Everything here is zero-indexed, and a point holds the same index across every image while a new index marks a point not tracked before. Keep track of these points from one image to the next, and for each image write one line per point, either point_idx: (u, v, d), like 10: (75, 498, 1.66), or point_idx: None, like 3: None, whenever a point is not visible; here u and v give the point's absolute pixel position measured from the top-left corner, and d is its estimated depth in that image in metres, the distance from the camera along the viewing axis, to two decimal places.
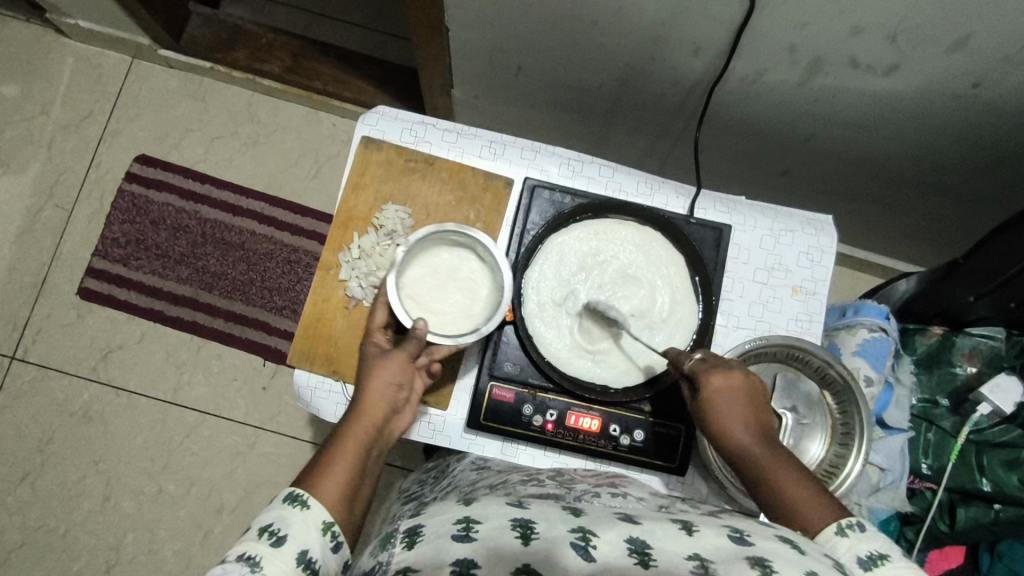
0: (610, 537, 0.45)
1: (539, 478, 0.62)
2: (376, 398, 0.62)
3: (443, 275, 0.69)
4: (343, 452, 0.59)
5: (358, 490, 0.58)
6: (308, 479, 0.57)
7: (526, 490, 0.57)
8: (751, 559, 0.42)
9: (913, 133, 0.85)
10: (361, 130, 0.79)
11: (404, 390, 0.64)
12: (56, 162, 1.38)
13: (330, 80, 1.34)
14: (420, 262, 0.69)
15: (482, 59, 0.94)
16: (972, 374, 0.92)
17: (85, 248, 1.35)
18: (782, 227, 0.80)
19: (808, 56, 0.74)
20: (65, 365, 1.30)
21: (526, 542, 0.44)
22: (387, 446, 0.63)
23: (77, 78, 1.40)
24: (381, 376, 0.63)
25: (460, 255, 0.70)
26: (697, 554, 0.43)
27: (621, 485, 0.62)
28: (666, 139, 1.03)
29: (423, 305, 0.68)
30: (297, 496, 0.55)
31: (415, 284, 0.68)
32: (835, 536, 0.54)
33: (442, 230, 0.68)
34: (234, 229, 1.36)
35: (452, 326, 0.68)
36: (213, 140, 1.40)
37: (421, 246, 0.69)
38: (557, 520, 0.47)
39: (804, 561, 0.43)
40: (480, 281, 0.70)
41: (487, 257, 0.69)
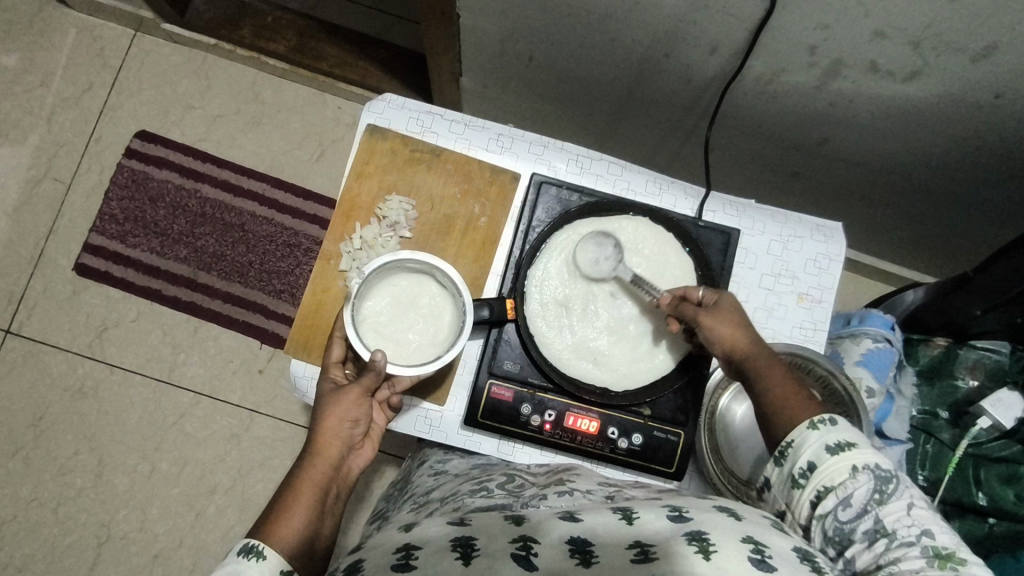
0: (551, 541, 0.45)
1: (489, 486, 0.60)
2: (329, 435, 0.62)
3: (402, 303, 0.68)
4: (300, 493, 0.58)
5: (319, 530, 0.57)
6: (263, 527, 0.56)
7: (472, 502, 0.56)
8: (688, 537, 0.44)
9: (929, 142, 0.83)
10: (367, 117, 0.77)
11: (360, 424, 0.64)
12: (56, 134, 1.36)
13: (337, 62, 1.32)
14: (379, 292, 0.68)
15: (493, 47, 0.92)
16: (974, 387, 0.91)
17: (83, 223, 1.34)
18: (791, 233, 0.78)
19: (826, 59, 0.73)
20: (60, 340, 1.29)
21: (467, 562, 0.43)
22: (345, 484, 0.63)
23: (79, 49, 1.38)
24: (334, 414, 0.63)
25: (420, 282, 0.69)
26: (639, 541, 0.44)
27: (570, 480, 0.61)
28: (677, 136, 1.02)
29: (387, 336, 0.66)
30: (252, 547, 0.53)
31: (377, 313, 0.67)
32: (807, 432, 0.55)
33: (398, 259, 0.66)
34: (233, 210, 1.35)
35: (419, 355, 0.66)
36: (215, 119, 1.38)
37: (379, 274, 0.67)
38: (498, 533, 0.46)
39: (739, 528, 0.45)
40: (442, 307, 0.68)
41: (446, 283, 0.68)
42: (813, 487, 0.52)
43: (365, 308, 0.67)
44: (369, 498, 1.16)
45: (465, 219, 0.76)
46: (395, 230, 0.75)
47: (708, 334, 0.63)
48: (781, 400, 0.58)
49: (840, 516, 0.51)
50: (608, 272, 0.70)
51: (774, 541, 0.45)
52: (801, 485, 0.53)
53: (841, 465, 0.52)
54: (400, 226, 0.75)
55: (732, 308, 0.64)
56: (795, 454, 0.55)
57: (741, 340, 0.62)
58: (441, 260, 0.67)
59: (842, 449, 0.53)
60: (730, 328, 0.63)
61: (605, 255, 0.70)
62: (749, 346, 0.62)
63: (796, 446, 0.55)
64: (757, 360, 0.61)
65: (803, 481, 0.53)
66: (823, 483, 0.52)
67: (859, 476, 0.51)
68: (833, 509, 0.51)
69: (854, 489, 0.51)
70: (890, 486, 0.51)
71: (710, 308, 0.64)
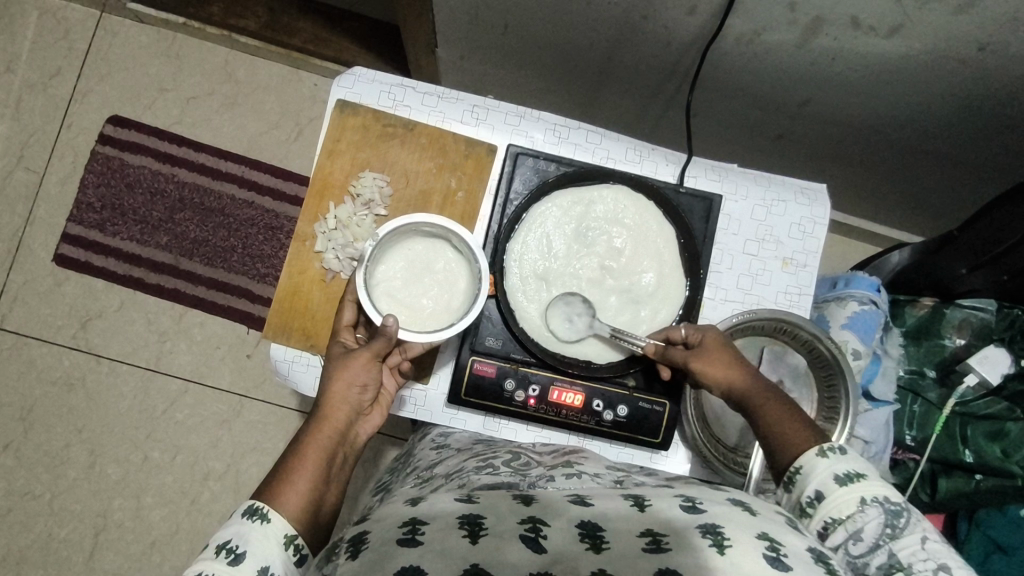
0: (561, 523, 0.44)
1: (495, 463, 0.60)
2: (337, 401, 0.61)
3: (416, 268, 0.66)
4: (305, 459, 0.58)
5: (323, 496, 0.57)
6: (267, 491, 0.55)
7: (479, 480, 0.55)
8: (703, 529, 0.43)
9: (915, 98, 0.81)
10: (337, 92, 0.75)
11: (370, 390, 0.63)
12: (25, 122, 1.32)
13: (310, 38, 1.28)
14: (392, 256, 0.66)
15: (467, 14, 0.89)
16: (960, 346, 0.90)
17: (59, 213, 1.31)
18: (774, 197, 0.77)
19: (808, 15, 0.71)
20: (44, 332, 1.28)
21: (474, 541, 0.43)
22: (352, 449, 0.62)
23: (44, 32, 1.34)
24: (343, 379, 0.62)
25: (435, 247, 0.67)
26: (650, 530, 0.44)
27: (578, 462, 0.61)
28: (660, 101, 1.00)
29: (399, 302, 0.64)
30: (256, 509, 0.53)
31: (390, 278, 0.65)
32: (815, 459, 0.53)
33: (413, 223, 0.64)
34: (213, 194, 1.32)
35: (432, 321, 0.64)
36: (188, 100, 1.34)
37: (392, 238, 0.65)
38: (505, 512, 0.45)
39: (754, 524, 0.45)
40: (457, 273, 0.66)
41: (463, 248, 0.66)
42: (822, 518, 0.51)
43: (378, 272, 0.65)
44: (364, 478, 1.17)
45: (442, 193, 0.74)
46: (370, 208, 0.73)
47: (700, 377, 0.63)
48: (784, 429, 0.57)
49: (850, 549, 0.50)
50: (582, 329, 0.69)
51: (787, 539, 0.44)
52: (808, 514, 0.52)
53: (848, 497, 0.51)
54: (375, 204, 0.73)
55: (722, 342, 0.64)
56: (802, 482, 0.53)
57: (735, 377, 0.62)
58: (456, 225, 0.64)
59: (851, 479, 0.52)
60: (721, 367, 0.62)
61: (576, 312, 0.69)
62: (741, 381, 0.62)
63: (803, 474, 0.53)
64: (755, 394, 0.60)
65: (811, 510, 0.52)
66: (830, 515, 0.51)
67: (868, 510, 0.50)
68: (844, 542, 0.50)
69: (863, 522, 0.50)
70: (901, 519, 0.50)
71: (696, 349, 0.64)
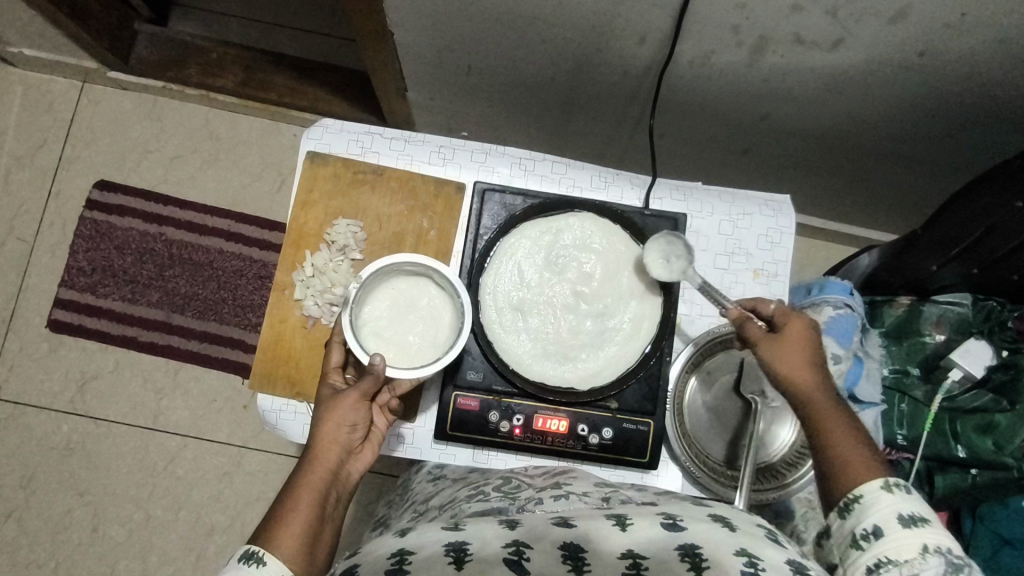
0: (545, 545, 0.45)
1: (486, 490, 0.61)
2: (329, 440, 0.61)
3: (401, 306, 0.67)
4: (300, 498, 0.57)
5: (320, 535, 0.56)
6: (264, 534, 0.54)
7: (470, 509, 0.56)
8: (682, 552, 0.45)
9: (866, 106, 0.84)
10: (307, 144, 0.78)
11: (360, 429, 0.64)
12: (14, 193, 1.36)
13: (286, 91, 1.33)
14: (377, 297, 0.67)
15: (431, 58, 0.93)
16: (941, 341, 0.91)
17: (50, 280, 1.34)
18: (739, 211, 0.79)
19: (751, 36, 0.74)
20: (41, 399, 1.29)
21: (460, 567, 0.43)
22: (345, 489, 0.62)
23: (29, 107, 1.38)
24: (334, 418, 0.62)
25: (419, 284, 0.68)
26: (632, 551, 0.45)
27: (567, 483, 0.62)
28: (626, 126, 1.02)
29: (386, 340, 0.65)
30: (252, 553, 0.52)
31: (376, 318, 0.66)
32: (880, 491, 0.55)
33: (395, 262, 0.65)
34: (201, 249, 1.35)
35: (419, 356, 0.65)
36: (172, 160, 1.38)
37: (376, 278, 0.66)
38: (490, 536, 0.46)
39: (732, 540, 0.46)
40: (441, 308, 0.67)
41: (444, 284, 0.67)
42: (875, 553, 0.53)
43: (364, 313, 0.66)
44: (366, 520, 1.16)
45: (415, 234, 0.76)
46: (346, 254, 0.75)
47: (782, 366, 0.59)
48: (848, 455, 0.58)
49: None
50: (677, 271, 0.69)
51: (767, 553, 0.45)
52: (861, 547, 0.54)
53: (910, 540, 0.53)
54: (350, 249, 0.75)
55: (807, 333, 0.61)
56: (862, 514, 0.55)
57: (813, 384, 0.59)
58: (437, 261, 0.66)
59: (915, 524, 0.53)
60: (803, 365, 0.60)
61: (676, 253, 0.70)
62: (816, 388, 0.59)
63: (863, 505, 0.55)
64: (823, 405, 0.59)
65: (864, 543, 0.54)
66: (885, 553, 0.53)
67: (927, 556, 0.51)
68: None
69: (920, 567, 0.51)
70: (960, 574, 0.51)
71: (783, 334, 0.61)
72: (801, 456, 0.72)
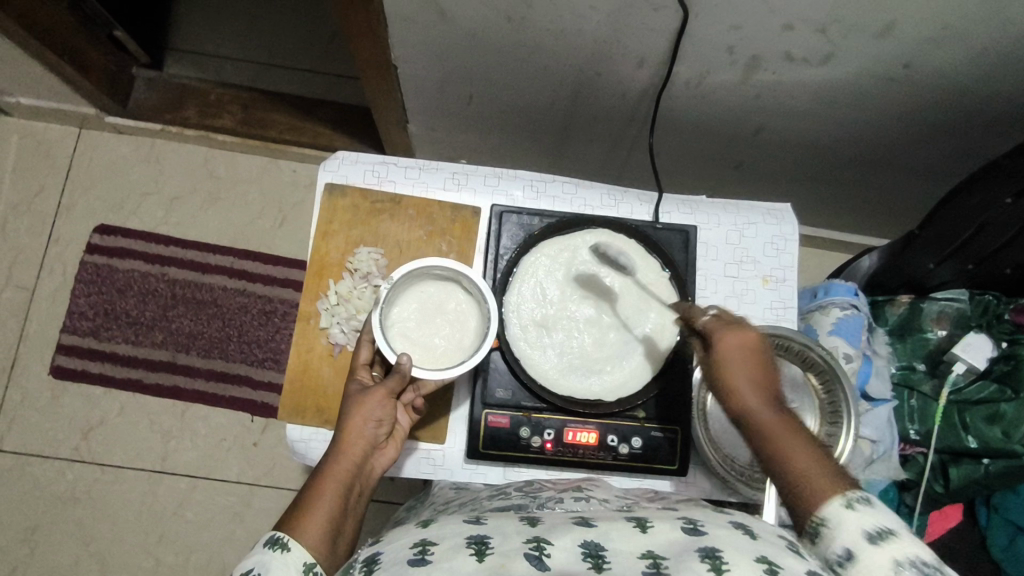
0: (565, 544, 0.46)
1: (506, 491, 0.65)
2: (355, 434, 0.63)
3: (429, 309, 0.68)
4: (324, 490, 0.59)
5: (342, 525, 0.59)
6: (290, 520, 0.57)
7: (492, 506, 0.60)
8: (702, 554, 0.44)
9: (854, 117, 0.88)
10: (324, 177, 0.79)
11: (384, 425, 0.65)
12: (12, 241, 1.35)
13: (285, 128, 1.35)
14: (405, 299, 0.68)
15: (434, 89, 0.96)
16: (943, 337, 0.94)
17: (51, 325, 1.32)
18: (745, 221, 0.82)
19: (745, 56, 0.78)
20: (45, 448, 1.26)
21: (481, 559, 0.44)
22: (368, 481, 0.64)
23: (25, 154, 1.38)
24: (361, 414, 0.63)
25: (447, 289, 0.69)
26: (651, 553, 0.45)
27: (589, 488, 0.64)
28: (622, 147, 1.06)
29: (413, 341, 0.66)
30: (278, 539, 0.55)
31: (404, 320, 0.67)
32: (841, 510, 0.50)
33: (426, 266, 0.67)
34: (204, 287, 1.35)
35: (445, 359, 0.66)
36: (172, 201, 1.39)
37: (406, 280, 0.68)
38: (511, 533, 0.47)
39: (754, 548, 0.46)
40: (468, 312, 0.69)
41: (473, 289, 0.68)
42: None
43: (391, 314, 0.67)
44: None
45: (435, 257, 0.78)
46: (369, 280, 0.76)
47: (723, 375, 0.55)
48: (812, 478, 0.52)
49: None
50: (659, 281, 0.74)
51: (788, 563, 0.45)
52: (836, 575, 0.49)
53: (881, 559, 0.48)
54: (373, 275, 0.76)
55: (747, 349, 0.56)
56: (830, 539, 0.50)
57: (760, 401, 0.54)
58: (467, 267, 0.68)
59: (883, 538, 0.49)
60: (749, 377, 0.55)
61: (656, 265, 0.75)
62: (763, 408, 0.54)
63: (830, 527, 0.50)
64: (780, 426, 0.53)
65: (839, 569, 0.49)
66: None
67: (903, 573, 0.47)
68: None
69: None
70: None
71: (729, 327, 0.57)
72: None
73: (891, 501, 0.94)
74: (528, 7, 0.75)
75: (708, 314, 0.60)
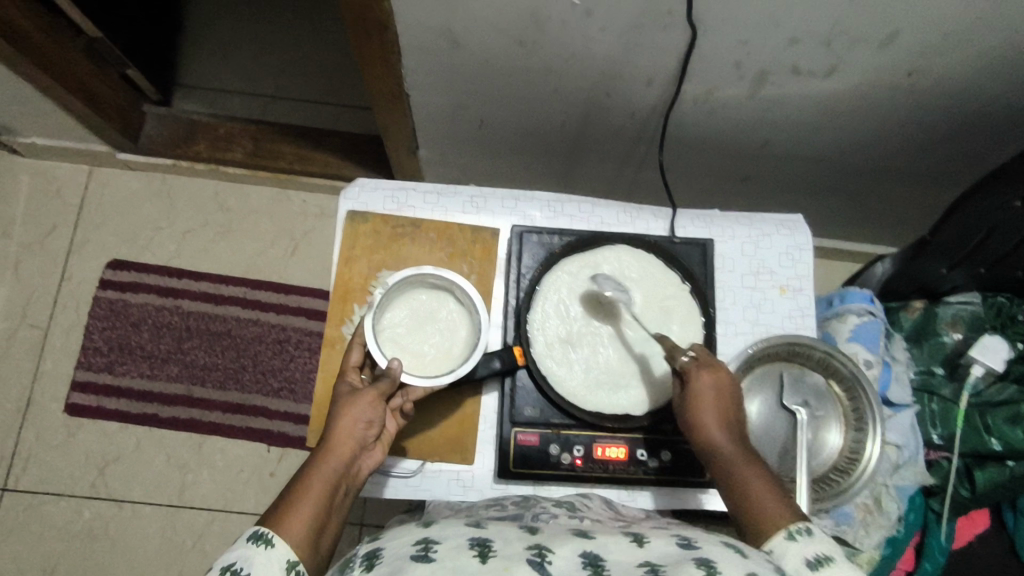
0: (566, 553, 0.46)
1: (502, 504, 0.67)
2: (345, 434, 0.60)
3: (420, 317, 0.70)
4: (310, 490, 0.56)
5: (326, 526, 0.56)
6: (272, 518, 0.54)
7: (487, 517, 0.60)
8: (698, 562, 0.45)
9: (860, 126, 0.90)
10: (345, 205, 0.81)
11: (375, 428, 0.62)
12: (26, 280, 1.36)
13: (295, 157, 1.37)
14: (398, 306, 0.70)
15: (445, 115, 0.99)
16: (959, 340, 0.95)
17: (66, 363, 1.33)
18: (759, 232, 0.83)
19: (752, 70, 0.80)
20: (61, 487, 1.26)
21: (484, 560, 0.44)
22: (355, 483, 0.61)
23: (39, 195, 1.40)
24: (352, 414, 0.61)
25: (439, 297, 0.71)
26: (649, 561, 0.45)
27: (581, 507, 0.65)
28: (631, 164, 1.08)
29: (404, 348, 0.68)
30: (261, 534, 0.53)
31: (394, 326, 0.69)
32: (785, 541, 0.54)
33: (419, 274, 0.69)
34: (218, 318, 1.36)
35: (433, 366, 0.68)
36: (184, 234, 1.40)
37: (399, 289, 0.70)
38: (512, 539, 0.48)
39: (747, 564, 0.46)
40: (458, 321, 0.70)
41: (464, 299, 0.70)
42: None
43: (384, 321, 0.69)
44: None
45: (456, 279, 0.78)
46: None
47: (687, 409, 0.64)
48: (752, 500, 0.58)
49: None
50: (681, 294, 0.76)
51: None
52: None
53: None
54: None
55: (714, 385, 0.64)
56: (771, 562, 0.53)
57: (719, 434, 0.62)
58: (461, 278, 0.70)
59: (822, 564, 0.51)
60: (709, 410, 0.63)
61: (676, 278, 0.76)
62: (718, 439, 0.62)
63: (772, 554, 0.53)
64: (732, 454, 0.61)
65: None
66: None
67: None
68: None
69: None
70: None
71: (703, 364, 0.65)
72: (852, 462, 0.74)
73: (917, 508, 0.93)
74: (540, 31, 0.77)
75: (687, 353, 0.67)
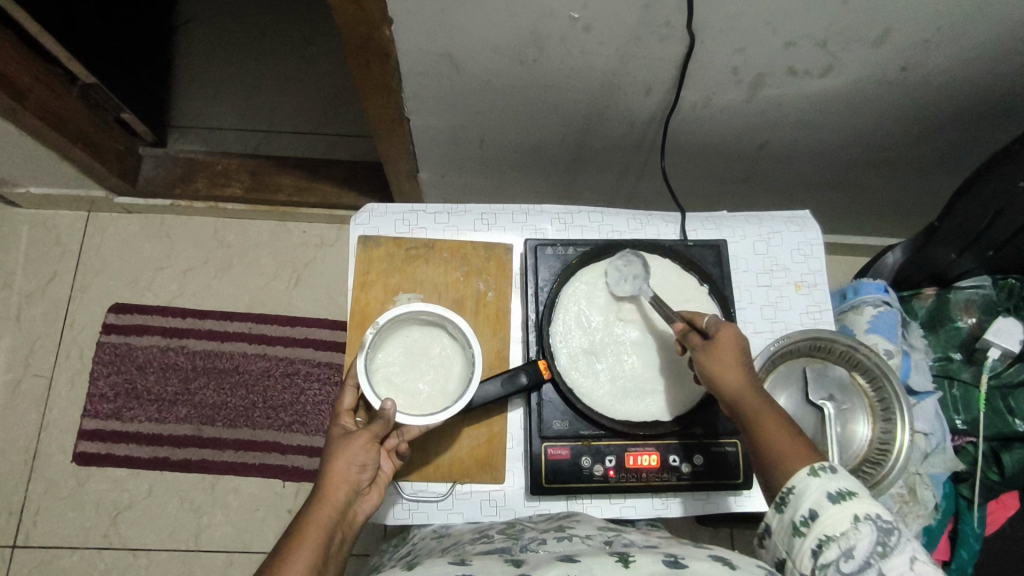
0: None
1: (489, 533, 0.66)
2: (337, 479, 0.58)
3: (413, 354, 0.69)
4: (303, 538, 0.54)
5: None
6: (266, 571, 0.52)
7: (474, 549, 0.61)
8: None
9: (856, 121, 0.92)
10: (356, 231, 0.81)
11: (369, 471, 0.61)
12: (27, 330, 1.34)
13: (293, 190, 1.37)
14: (391, 343, 0.69)
15: (446, 137, 0.99)
16: (973, 325, 0.96)
17: (71, 412, 1.30)
18: (769, 230, 0.84)
19: (750, 75, 0.81)
20: (73, 539, 1.23)
21: None
22: (350, 530, 0.59)
23: (36, 243, 1.39)
24: (344, 458, 0.60)
25: (432, 334, 0.70)
26: None
27: (570, 526, 0.65)
28: (632, 172, 1.09)
29: (398, 387, 0.66)
30: None
31: (388, 364, 0.67)
32: (808, 477, 0.53)
33: (411, 311, 0.67)
34: (225, 355, 1.34)
35: (429, 404, 0.66)
36: (185, 273, 1.39)
37: (391, 325, 0.68)
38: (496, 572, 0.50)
39: None
40: (452, 357, 0.69)
41: (457, 335, 0.69)
42: (814, 536, 0.50)
43: (378, 360, 0.68)
44: None
45: (474, 298, 0.78)
46: None
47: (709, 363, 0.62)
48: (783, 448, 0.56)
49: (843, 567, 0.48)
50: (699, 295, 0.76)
51: None
52: (802, 534, 0.51)
53: (841, 514, 0.50)
54: None
55: (735, 339, 0.62)
56: (797, 502, 0.53)
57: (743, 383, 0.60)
58: (453, 313, 0.69)
59: (845, 498, 0.51)
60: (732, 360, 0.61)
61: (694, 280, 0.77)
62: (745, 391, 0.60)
63: (796, 493, 0.53)
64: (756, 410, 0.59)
65: (804, 529, 0.51)
66: (823, 532, 0.50)
67: (861, 527, 0.49)
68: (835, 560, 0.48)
69: (855, 539, 0.48)
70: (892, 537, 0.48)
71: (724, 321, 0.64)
72: (883, 453, 0.73)
73: (948, 496, 0.92)
74: (541, 49, 0.78)
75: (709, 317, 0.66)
